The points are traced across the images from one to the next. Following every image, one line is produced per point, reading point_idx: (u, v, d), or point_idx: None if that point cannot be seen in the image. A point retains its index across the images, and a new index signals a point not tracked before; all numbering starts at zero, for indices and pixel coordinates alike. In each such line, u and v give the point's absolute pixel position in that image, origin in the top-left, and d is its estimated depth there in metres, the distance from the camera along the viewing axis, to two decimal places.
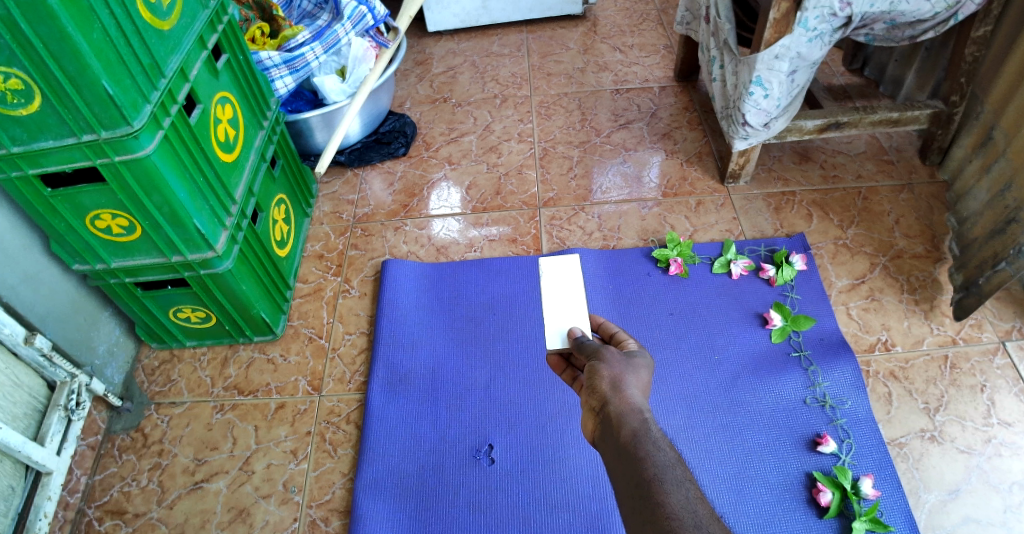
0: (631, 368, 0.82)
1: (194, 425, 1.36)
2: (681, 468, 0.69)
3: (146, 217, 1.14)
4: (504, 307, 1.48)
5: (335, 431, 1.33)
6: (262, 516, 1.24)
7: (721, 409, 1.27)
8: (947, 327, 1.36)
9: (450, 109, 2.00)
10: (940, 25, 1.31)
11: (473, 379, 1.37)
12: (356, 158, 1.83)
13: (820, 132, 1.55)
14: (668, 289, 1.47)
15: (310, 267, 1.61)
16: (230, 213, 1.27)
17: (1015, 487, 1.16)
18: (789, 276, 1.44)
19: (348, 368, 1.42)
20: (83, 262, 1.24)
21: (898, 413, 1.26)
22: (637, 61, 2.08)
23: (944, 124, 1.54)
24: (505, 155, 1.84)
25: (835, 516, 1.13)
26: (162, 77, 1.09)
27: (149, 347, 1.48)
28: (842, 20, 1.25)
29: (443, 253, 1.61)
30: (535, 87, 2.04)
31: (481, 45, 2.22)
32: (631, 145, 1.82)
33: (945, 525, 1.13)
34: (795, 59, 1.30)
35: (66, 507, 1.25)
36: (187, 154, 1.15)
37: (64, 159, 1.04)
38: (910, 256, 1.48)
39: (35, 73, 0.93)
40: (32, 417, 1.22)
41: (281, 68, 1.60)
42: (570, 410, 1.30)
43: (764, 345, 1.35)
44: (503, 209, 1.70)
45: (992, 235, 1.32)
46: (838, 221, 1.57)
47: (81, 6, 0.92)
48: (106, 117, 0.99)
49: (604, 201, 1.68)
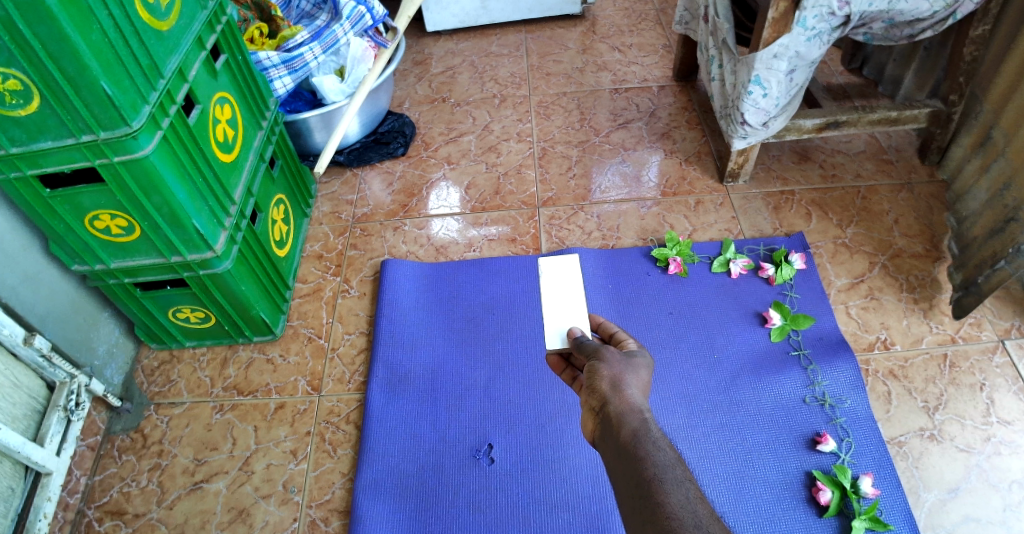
0: (631, 368, 0.82)
1: (194, 426, 1.36)
2: (681, 467, 0.69)
3: (145, 218, 1.14)
4: (503, 307, 1.48)
5: (335, 432, 1.33)
6: (262, 517, 1.24)
7: (721, 408, 1.27)
8: (947, 326, 1.36)
9: (449, 109, 2.00)
10: (938, 24, 1.31)
11: (473, 379, 1.37)
12: (356, 158, 1.83)
13: (820, 131, 1.56)
14: (668, 288, 1.47)
15: (310, 268, 1.61)
16: (229, 213, 1.27)
17: (1015, 486, 1.16)
18: (788, 276, 1.44)
19: (348, 368, 1.42)
20: (83, 263, 1.24)
21: (898, 412, 1.26)
22: (636, 60, 2.08)
23: (944, 124, 1.54)
24: (505, 155, 1.84)
25: (835, 515, 1.13)
26: (161, 78, 1.09)
27: (149, 348, 1.48)
28: (841, 19, 1.25)
29: (443, 252, 1.61)
30: (535, 87, 2.04)
31: (480, 45, 2.22)
32: (631, 144, 1.82)
33: (944, 524, 1.13)
34: (794, 59, 1.30)
35: (66, 508, 1.25)
36: (186, 154, 1.15)
37: (63, 160, 1.04)
38: (910, 255, 1.48)
39: (34, 73, 0.93)
40: (32, 418, 1.22)
41: (280, 68, 1.60)
42: (569, 409, 1.31)
43: (763, 344, 1.35)
44: (502, 209, 1.70)
45: (992, 233, 1.32)
46: (837, 221, 1.57)
47: (80, 7, 0.92)
48: (106, 117, 0.99)
49: (604, 200, 1.68)
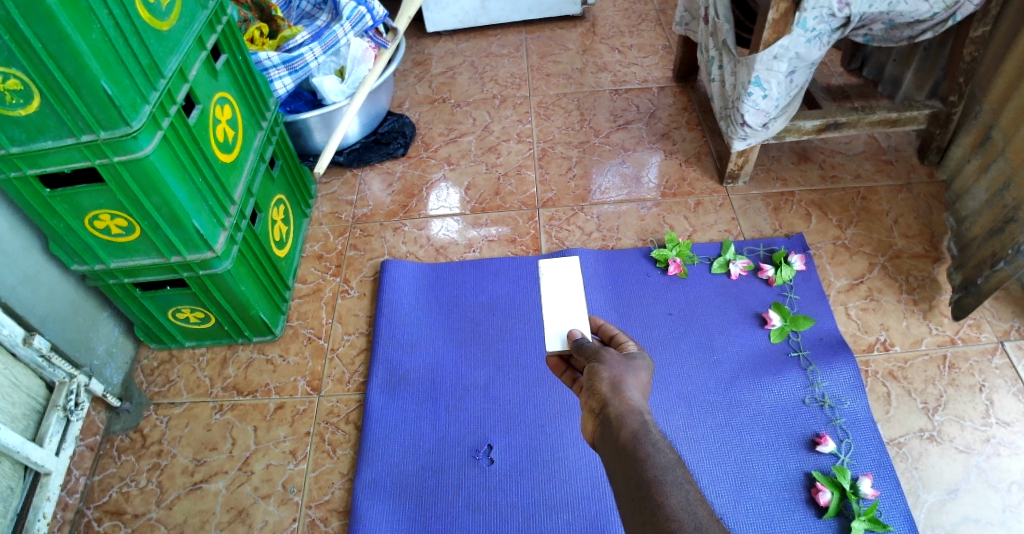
0: (631, 369, 0.82)
1: (193, 426, 1.36)
2: (681, 468, 0.69)
3: (145, 217, 1.13)
4: (503, 307, 1.48)
5: (335, 432, 1.33)
6: (262, 517, 1.24)
7: (721, 409, 1.27)
8: (947, 327, 1.37)
9: (449, 109, 2.00)
10: (938, 25, 1.31)
11: (473, 380, 1.37)
12: (356, 158, 1.83)
13: (820, 132, 1.56)
14: (667, 289, 1.47)
15: (310, 268, 1.61)
16: (230, 213, 1.27)
17: (1015, 486, 1.16)
18: (788, 276, 1.44)
19: (348, 368, 1.42)
20: (83, 263, 1.24)
21: (898, 413, 1.26)
22: (636, 61, 2.08)
23: (943, 124, 1.55)
24: (505, 155, 1.84)
25: (835, 516, 1.13)
26: (162, 78, 1.09)
27: (149, 348, 1.48)
28: (840, 21, 1.25)
29: (443, 253, 1.61)
30: (535, 87, 2.04)
31: (480, 45, 2.22)
32: (631, 145, 1.82)
33: (944, 525, 1.13)
34: (794, 60, 1.30)
35: (65, 508, 1.25)
36: (186, 154, 1.15)
37: (64, 159, 1.04)
38: (910, 256, 1.48)
39: (34, 73, 0.93)
40: (31, 417, 1.22)
41: (280, 68, 1.60)
42: (569, 410, 1.31)
43: (763, 345, 1.35)
44: (502, 209, 1.70)
45: (991, 235, 1.32)
46: (837, 221, 1.57)
47: (80, 7, 0.92)
48: (106, 117, 0.99)
49: (603, 201, 1.68)
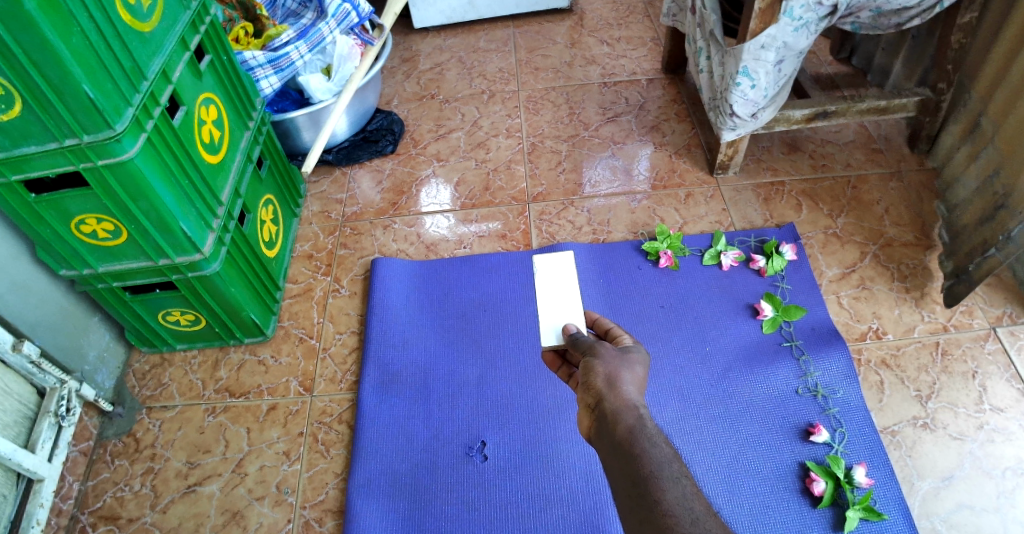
0: (626, 364, 0.82)
1: (186, 429, 1.36)
2: (678, 463, 0.68)
3: (132, 223, 1.13)
4: (494, 304, 1.47)
5: (328, 432, 1.33)
6: (256, 519, 1.23)
7: (714, 401, 1.27)
8: (939, 314, 1.36)
9: (438, 105, 1.99)
10: (925, 12, 1.30)
11: (466, 376, 1.36)
12: (344, 156, 1.82)
13: (809, 121, 1.55)
14: (658, 283, 1.46)
15: (300, 268, 1.60)
16: (217, 215, 1.26)
17: (1008, 472, 1.16)
18: (779, 267, 1.44)
19: (340, 367, 1.42)
20: (71, 268, 1.22)
21: (891, 402, 1.26)
22: (624, 53, 2.07)
23: (932, 112, 1.54)
24: (494, 151, 1.83)
25: (829, 506, 1.13)
26: (145, 81, 1.08)
27: (140, 352, 1.48)
28: (828, 9, 1.24)
29: (433, 250, 1.60)
30: (523, 82, 2.03)
31: (468, 40, 2.21)
32: (620, 138, 1.81)
33: (939, 512, 1.13)
34: (782, 49, 1.29)
35: (60, 514, 1.25)
36: (171, 157, 1.14)
37: (48, 165, 1.03)
38: (900, 244, 1.48)
39: (16, 79, 0.92)
40: (22, 425, 1.22)
41: (265, 68, 1.57)
42: (563, 405, 1.30)
43: (755, 337, 1.35)
44: (492, 205, 1.69)
45: (981, 221, 1.32)
46: (828, 211, 1.57)
47: (61, 12, 0.92)
48: (89, 122, 0.99)
49: (593, 195, 1.68)
